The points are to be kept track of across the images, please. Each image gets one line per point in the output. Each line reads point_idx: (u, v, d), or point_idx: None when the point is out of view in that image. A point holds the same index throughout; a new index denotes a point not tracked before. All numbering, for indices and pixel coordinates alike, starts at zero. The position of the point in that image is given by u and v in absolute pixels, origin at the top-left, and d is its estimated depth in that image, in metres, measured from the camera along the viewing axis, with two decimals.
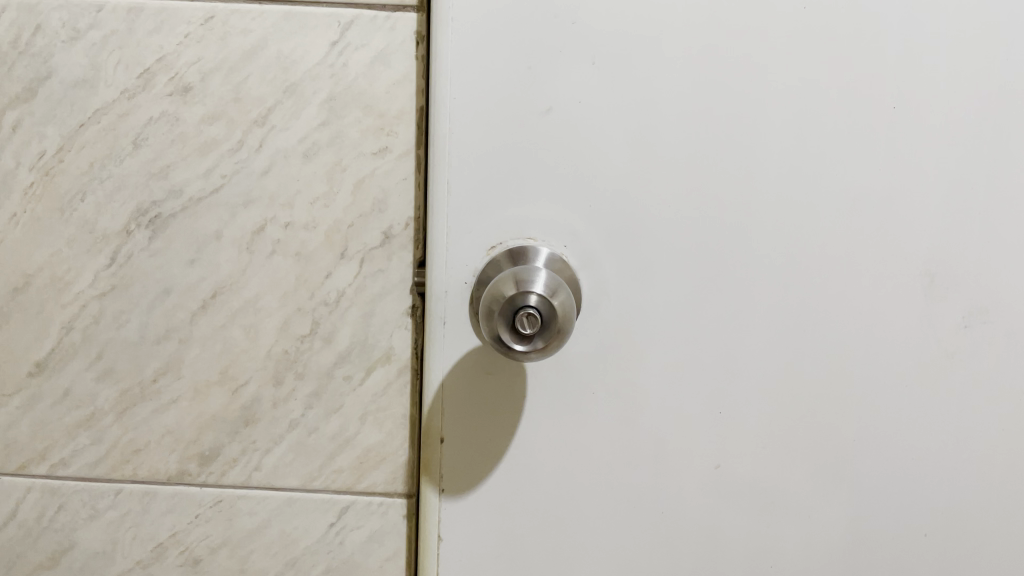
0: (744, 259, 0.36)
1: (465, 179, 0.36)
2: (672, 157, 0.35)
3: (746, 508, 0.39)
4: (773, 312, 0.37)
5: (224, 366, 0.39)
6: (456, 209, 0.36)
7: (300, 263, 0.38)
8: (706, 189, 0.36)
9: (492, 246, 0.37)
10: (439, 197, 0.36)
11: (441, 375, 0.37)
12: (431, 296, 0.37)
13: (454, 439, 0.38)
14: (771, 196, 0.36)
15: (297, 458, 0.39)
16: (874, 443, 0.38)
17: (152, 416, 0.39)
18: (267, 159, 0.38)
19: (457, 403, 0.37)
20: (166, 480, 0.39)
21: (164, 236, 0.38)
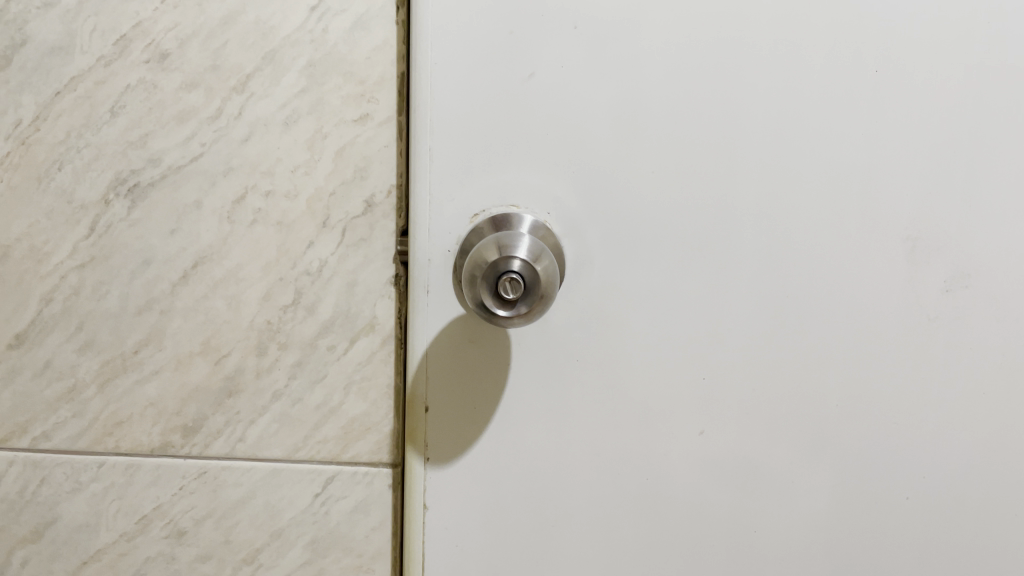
0: (729, 225, 0.36)
1: (447, 146, 0.36)
2: (656, 123, 0.35)
3: (731, 476, 0.39)
4: (757, 279, 0.37)
5: (206, 337, 0.38)
6: (439, 176, 0.36)
7: (282, 233, 0.38)
8: (690, 155, 0.35)
9: (475, 215, 0.36)
10: (420, 165, 0.36)
11: (426, 344, 0.37)
12: (415, 265, 0.37)
13: (439, 408, 0.38)
14: (754, 162, 0.35)
15: (281, 429, 0.39)
16: (859, 409, 0.38)
17: (134, 388, 0.39)
18: (247, 127, 0.37)
19: (443, 372, 0.37)
20: (150, 452, 0.39)
21: (143, 206, 0.38)
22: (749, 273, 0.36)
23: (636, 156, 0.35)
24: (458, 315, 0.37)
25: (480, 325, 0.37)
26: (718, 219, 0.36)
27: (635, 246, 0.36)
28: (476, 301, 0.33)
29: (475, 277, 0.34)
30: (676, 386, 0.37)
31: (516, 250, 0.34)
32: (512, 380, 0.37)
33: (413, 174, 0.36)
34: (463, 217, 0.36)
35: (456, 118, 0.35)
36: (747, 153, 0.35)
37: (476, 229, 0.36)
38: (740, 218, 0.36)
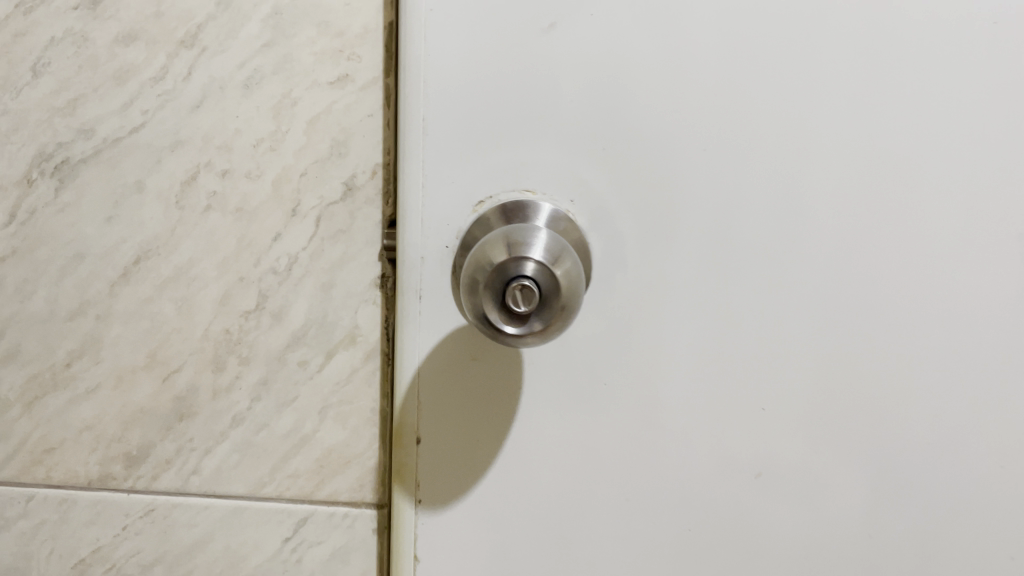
0: (807, 221, 0.27)
1: (443, 115, 0.28)
2: (708, 86, 0.27)
3: (795, 540, 0.30)
4: (843, 291, 0.28)
5: (151, 348, 0.31)
6: (433, 153, 0.28)
7: (242, 222, 0.31)
8: (756, 128, 0.27)
9: (480, 203, 0.29)
10: (410, 139, 0.28)
11: (417, 362, 0.30)
12: (404, 264, 0.29)
13: (433, 440, 0.30)
14: (828, 139, 0.27)
15: (244, 460, 0.32)
16: (972, 461, 0.29)
17: (66, 408, 0.32)
18: (198, 90, 0.30)
19: (438, 396, 0.30)
20: (87, 485, 0.32)
21: (73, 187, 0.31)
22: (832, 282, 0.28)
23: (684, 129, 0.27)
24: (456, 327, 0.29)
25: (483, 340, 0.29)
26: (793, 211, 0.27)
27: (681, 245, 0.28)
28: (478, 314, 0.26)
29: (476, 282, 0.26)
30: (732, 425, 0.29)
31: (530, 248, 0.26)
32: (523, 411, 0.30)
33: (401, 149, 0.29)
34: (464, 204, 0.29)
35: (454, 79, 0.28)
36: (830, 126, 0.27)
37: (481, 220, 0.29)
38: (821, 209, 0.27)
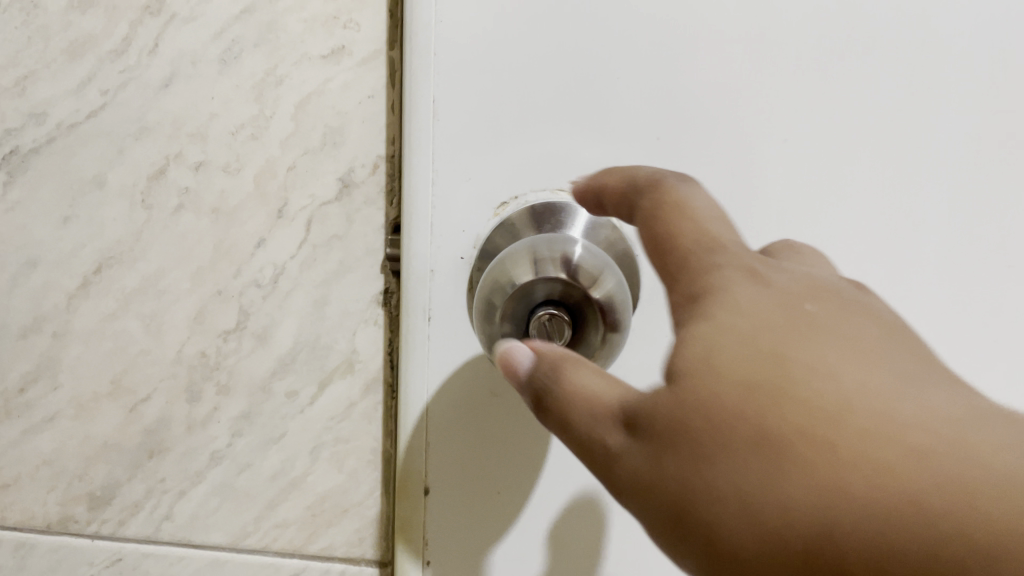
0: (916, 228, 0.22)
1: (457, 92, 0.22)
2: (793, 57, 0.21)
3: None
4: (956, 320, 0.22)
5: (116, 372, 0.27)
6: (444, 143, 0.22)
7: (219, 224, 0.26)
8: (851, 107, 0.21)
9: (503, 204, 0.22)
10: (416, 122, 0.22)
11: (425, 403, 0.23)
12: (409, 280, 0.23)
13: (445, 503, 0.23)
14: (952, 121, 0.21)
15: (224, 506, 0.27)
16: None
17: (21, 440, 0.27)
18: (166, 65, 0.25)
19: (451, 445, 0.23)
20: (46, 529, 0.28)
21: (24, 183, 0.26)
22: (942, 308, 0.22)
23: (765, 108, 0.21)
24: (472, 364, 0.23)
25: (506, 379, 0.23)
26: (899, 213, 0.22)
27: (759, 248, 0.21)
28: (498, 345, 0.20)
29: (493, 305, 0.20)
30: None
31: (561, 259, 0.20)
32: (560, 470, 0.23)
33: (405, 136, 0.23)
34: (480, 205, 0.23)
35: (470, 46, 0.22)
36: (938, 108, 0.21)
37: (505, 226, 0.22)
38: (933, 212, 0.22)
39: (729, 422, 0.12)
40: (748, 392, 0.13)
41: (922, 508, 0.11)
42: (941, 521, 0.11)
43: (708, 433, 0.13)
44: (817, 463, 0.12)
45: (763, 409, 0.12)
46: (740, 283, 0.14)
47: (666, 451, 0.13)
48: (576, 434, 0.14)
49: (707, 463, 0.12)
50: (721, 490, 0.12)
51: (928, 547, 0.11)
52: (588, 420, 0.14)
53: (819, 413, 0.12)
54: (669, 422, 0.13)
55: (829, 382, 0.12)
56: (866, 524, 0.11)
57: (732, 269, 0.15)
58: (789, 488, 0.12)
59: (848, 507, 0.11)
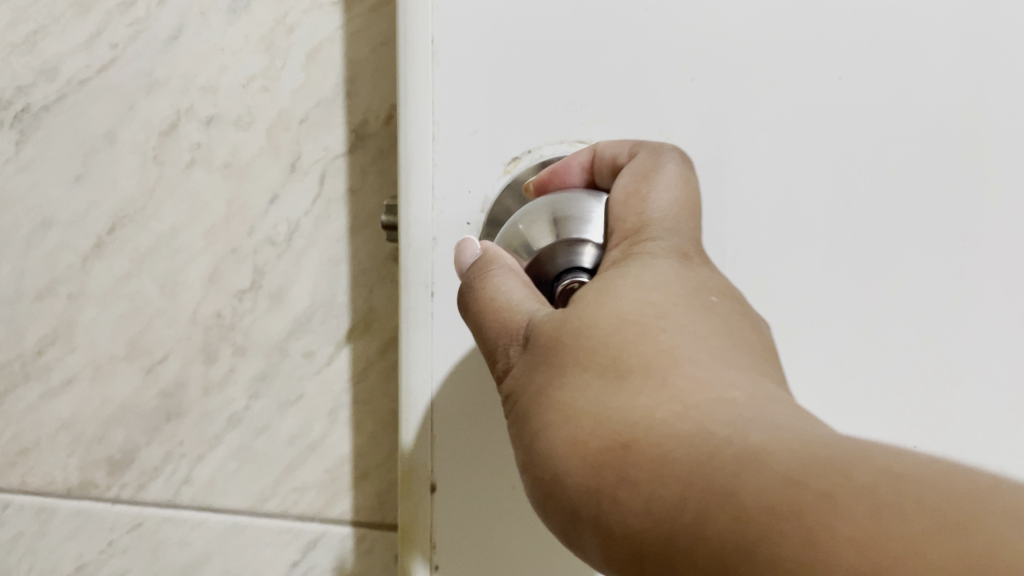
0: (995, 161, 0.19)
1: (462, 30, 0.20)
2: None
3: None
4: None
5: (132, 334, 0.26)
6: (447, 88, 0.20)
7: (231, 179, 0.25)
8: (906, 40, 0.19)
9: (515, 159, 0.20)
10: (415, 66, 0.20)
11: (429, 399, 0.20)
12: (408, 251, 0.20)
13: (455, 505, 0.20)
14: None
15: (242, 470, 0.26)
16: None
17: (39, 404, 0.27)
18: (176, 17, 0.24)
19: (459, 442, 0.20)
20: (67, 493, 0.28)
21: (36, 141, 0.26)
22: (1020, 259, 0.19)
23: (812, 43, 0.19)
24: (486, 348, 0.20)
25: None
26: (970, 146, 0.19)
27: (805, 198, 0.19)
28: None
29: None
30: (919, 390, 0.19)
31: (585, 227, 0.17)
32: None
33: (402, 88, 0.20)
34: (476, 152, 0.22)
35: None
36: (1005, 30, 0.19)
37: (519, 184, 0.20)
38: (1007, 145, 0.19)
39: (589, 343, 0.13)
40: (616, 325, 0.13)
41: (699, 436, 0.11)
42: (704, 444, 0.11)
43: (568, 347, 0.13)
44: (632, 387, 0.12)
45: (623, 337, 0.13)
46: (659, 254, 0.15)
47: (537, 365, 0.14)
48: (486, 339, 0.16)
49: (557, 370, 0.13)
50: (557, 393, 0.13)
51: (689, 466, 0.11)
52: (495, 329, 0.15)
53: (666, 356, 0.13)
54: (545, 338, 0.14)
55: (685, 339, 0.13)
56: (642, 438, 0.12)
57: (661, 240, 0.15)
58: (606, 399, 0.13)
59: (649, 427, 0.12)
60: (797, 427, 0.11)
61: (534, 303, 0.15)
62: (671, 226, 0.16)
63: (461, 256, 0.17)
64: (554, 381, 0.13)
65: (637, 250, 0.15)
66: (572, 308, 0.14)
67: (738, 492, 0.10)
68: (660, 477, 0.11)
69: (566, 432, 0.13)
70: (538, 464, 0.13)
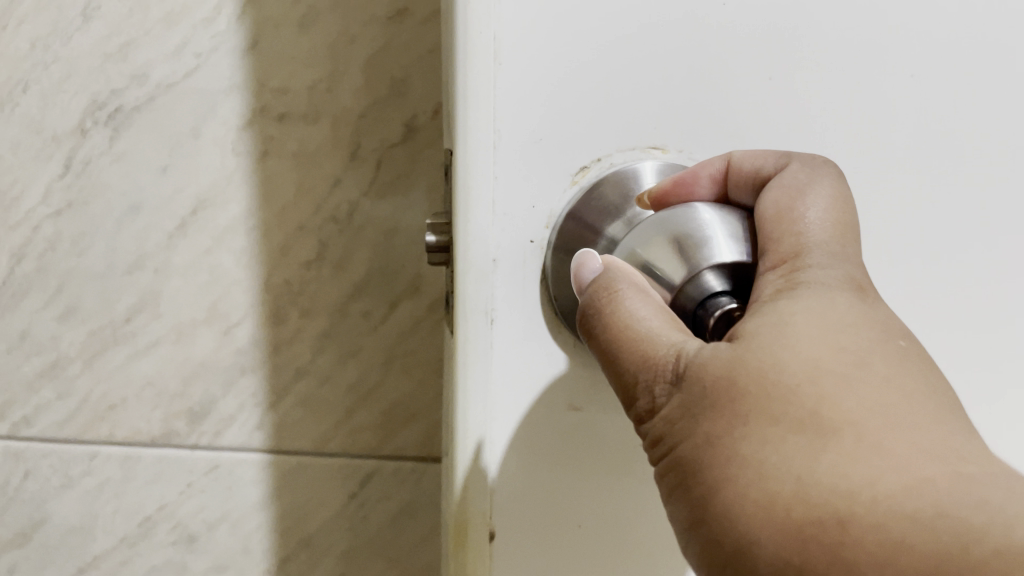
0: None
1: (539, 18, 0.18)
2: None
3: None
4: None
5: (211, 301, 0.31)
6: (509, 97, 0.18)
7: (299, 167, 0.30)
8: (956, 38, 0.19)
9: (583, 169, 0.19)
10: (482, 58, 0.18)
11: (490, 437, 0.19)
12: (466, 276, 0.18)
13: (514, 553, 0.19)
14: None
15: (307, 415, 0.31)
16: None
17: (128, 364, 0.31)
18: (252, 30, 0.29)
19: (518, 484, 0.19)
20: (151, 442, 0.32)
21: (128, 136, 0.30)
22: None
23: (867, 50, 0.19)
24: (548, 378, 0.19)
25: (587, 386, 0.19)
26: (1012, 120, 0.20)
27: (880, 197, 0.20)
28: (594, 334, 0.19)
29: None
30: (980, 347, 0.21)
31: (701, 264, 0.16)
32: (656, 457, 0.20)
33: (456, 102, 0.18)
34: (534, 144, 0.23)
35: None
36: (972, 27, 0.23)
37: (591, 194, 0.19)
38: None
39: (777, 396, 0.13)
40: (806, 374, 0.13)
41: (919, 517, 0.12)
42: (930, 524, 0.12)
43: (751, 397, 0.13)
44: (837, 451, 0.13)
45: (810, 391, 0.13)
46: (818, 287, 0.15)
47: (706, 416, 0.14)
48: (622, 368, 0.15)
49: (736, 422, 0.13)
50: (740, 446, 0.13)
51: (916, 551, 0.12)
52: (635, 361, 0.15)
53: (868, 417, 0.13)
54: (718, 383, 0.14)
55: (873, 393, 0.13)
56: (859, 510, 0.12)
57: (813, 266, 0.15)
58: (805, 463, 0.13)
59: (866, 498, 0.12)
60: (1000, 494, 0.12)
61: (673, 332, 0.15)
62: (824, 250, 0.15)
63: (582, 273, 0.17)
64: (736, 436, 0.13)
65: (799, 279, 0.15)
66: (742, 354, 0.14)
67: (979, 570, 0.12)
68: (887, 554, 0.12)
69: (757, 491, 0.13)
70: (721, 521, 0.13)
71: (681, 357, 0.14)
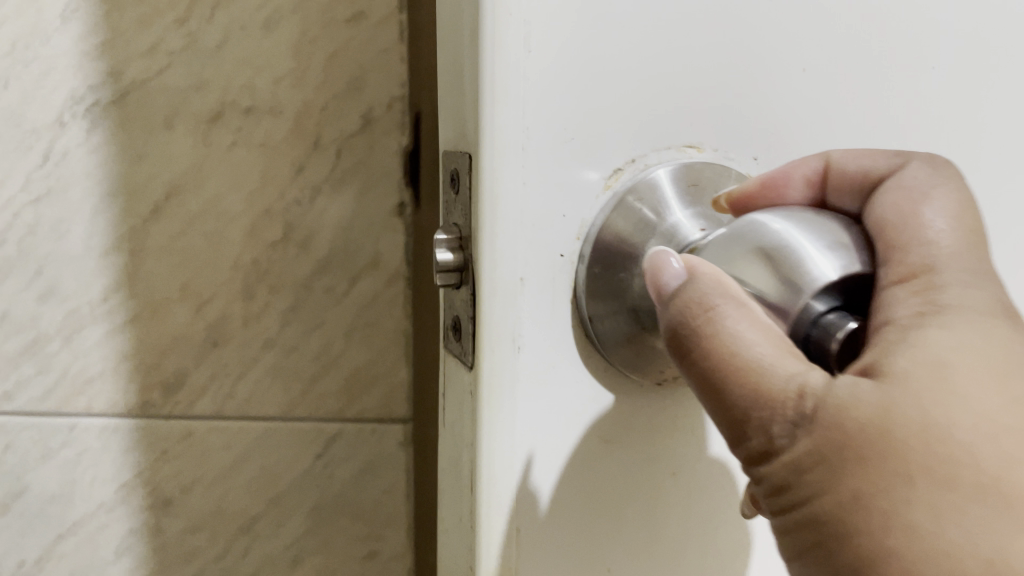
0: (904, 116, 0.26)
1: (538, 92, 0.21)
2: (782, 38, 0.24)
3: None
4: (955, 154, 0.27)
5: (184, 280, 0.33)
6: (531, 153, 0.21)
7: (266, 155, 0.32)
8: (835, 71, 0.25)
9: (616, 173, 0.23)
10: (507, 116, 0.21)
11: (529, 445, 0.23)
12: (496, 297, 0.22)
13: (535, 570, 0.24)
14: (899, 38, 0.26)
15: (275, 384, 0.34)
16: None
17: (105, 340, 0.34)
18: (221, 31, 0.32)
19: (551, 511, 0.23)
20: (128, 413, 0.34)
21: (105, 128, 0.32)
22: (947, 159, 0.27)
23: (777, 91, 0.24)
24: (585, 402, 0.24)
25: (618, 426, 0.24)
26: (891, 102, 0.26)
27: None
28: (616, 341, 0.23)
29: (625, 287, 0.23)
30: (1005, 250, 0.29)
31: (810, 286, 0.17)
32: (651, 491, 0.25)
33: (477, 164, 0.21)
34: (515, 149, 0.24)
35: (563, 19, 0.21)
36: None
37: (622, 196, 0.23)
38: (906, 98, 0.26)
39: (915, 454, 0.15)
40: (941, 431, 0.15)
41: None
42: None
43: (890, 454, 0.15)
44: (972, 504, 0.15)
45: (987, 450, 0.15)
46: (964, 314, 0.17)
47: (842, 465, 0.16)
48: (736, 403, 0.17)
49: (901, 479, 0.15)
50: (884, 502, 0.15)
51: None
52: (751, 399, 0.17)
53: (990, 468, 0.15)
54: (855, 437, 0.16)
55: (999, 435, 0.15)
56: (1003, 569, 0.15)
57: (936, 286, 0.17)
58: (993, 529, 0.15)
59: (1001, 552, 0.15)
60: None
61: (793, 363, 0.17)
62: (954, 270, 0.18)
63: (667, 286, 0.19)
64: (887, 490, 0.15)
65: (937, 300, 0.17)
66: (881, 403, 0.16)
67: None
68: None
69: (924, 559, 0.15)
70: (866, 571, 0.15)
71: (806, 394, 0.16)
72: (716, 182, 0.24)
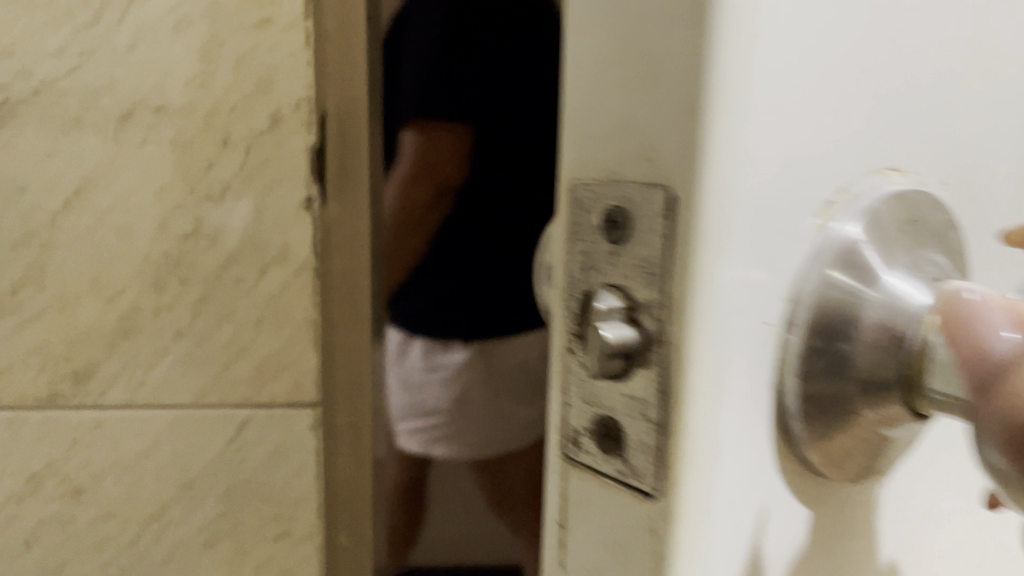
0: None
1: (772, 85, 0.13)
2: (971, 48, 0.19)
3: None
4: None
5: (94, 273, 0.34)
6: (756, 182, 0.13)
7: (176, 153, 0.34)
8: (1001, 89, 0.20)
9: (827, 207, 0.16)
10: (738, 132, 0.13)
11: None
12: (703, 396, 0.13)
13: None
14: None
15: (186, 372, 0.35)
16: None
17: (15, 333, 0.35)
18: (131, 34, 0.33)
19: None
20: (38, 404, 0.35)
21: (14, 126, 0.33)
22: None
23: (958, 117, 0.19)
24: (786, 520, 0.16)
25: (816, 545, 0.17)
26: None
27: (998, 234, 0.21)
28: (823, 437, 0.16)
29: (848, 364, 0.16)
30: None
31: None
32: None
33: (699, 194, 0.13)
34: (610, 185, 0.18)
35: None
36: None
37: (830, 241, 0.16)
38: None
39: None
40: None
41: None
42: None
43: None
44: None
45: None
46: None
47: None
48: None
49: None
50: None
51: None
52: None
53: None
54: None
55: None
56: None
57: None
58: None
59: None
60: None
61: None
62: None
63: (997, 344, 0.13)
64: None
65: None
66: None
67: None
68: None
69: None
70: None
71: None
72: (924, 217, 0.18)
